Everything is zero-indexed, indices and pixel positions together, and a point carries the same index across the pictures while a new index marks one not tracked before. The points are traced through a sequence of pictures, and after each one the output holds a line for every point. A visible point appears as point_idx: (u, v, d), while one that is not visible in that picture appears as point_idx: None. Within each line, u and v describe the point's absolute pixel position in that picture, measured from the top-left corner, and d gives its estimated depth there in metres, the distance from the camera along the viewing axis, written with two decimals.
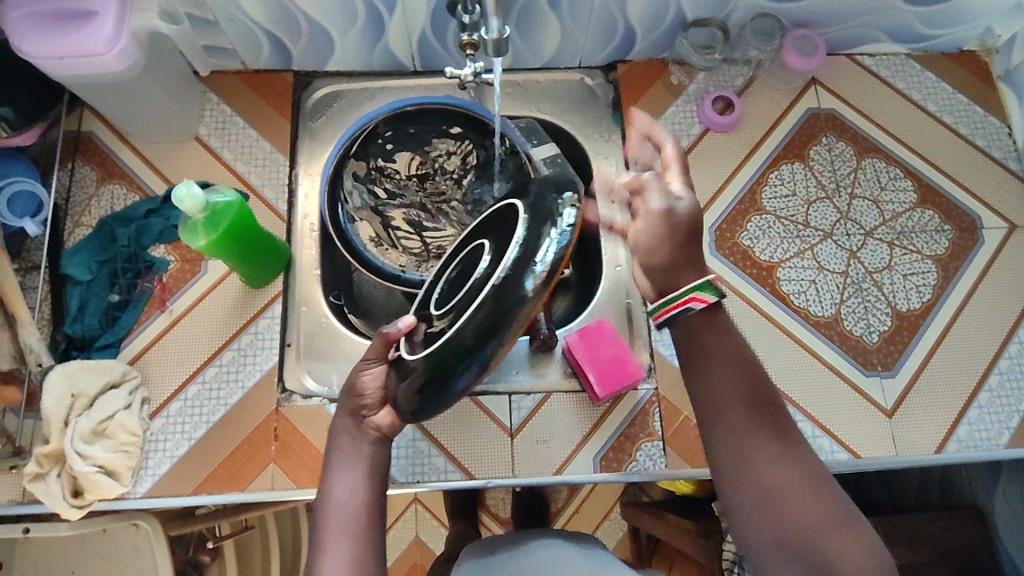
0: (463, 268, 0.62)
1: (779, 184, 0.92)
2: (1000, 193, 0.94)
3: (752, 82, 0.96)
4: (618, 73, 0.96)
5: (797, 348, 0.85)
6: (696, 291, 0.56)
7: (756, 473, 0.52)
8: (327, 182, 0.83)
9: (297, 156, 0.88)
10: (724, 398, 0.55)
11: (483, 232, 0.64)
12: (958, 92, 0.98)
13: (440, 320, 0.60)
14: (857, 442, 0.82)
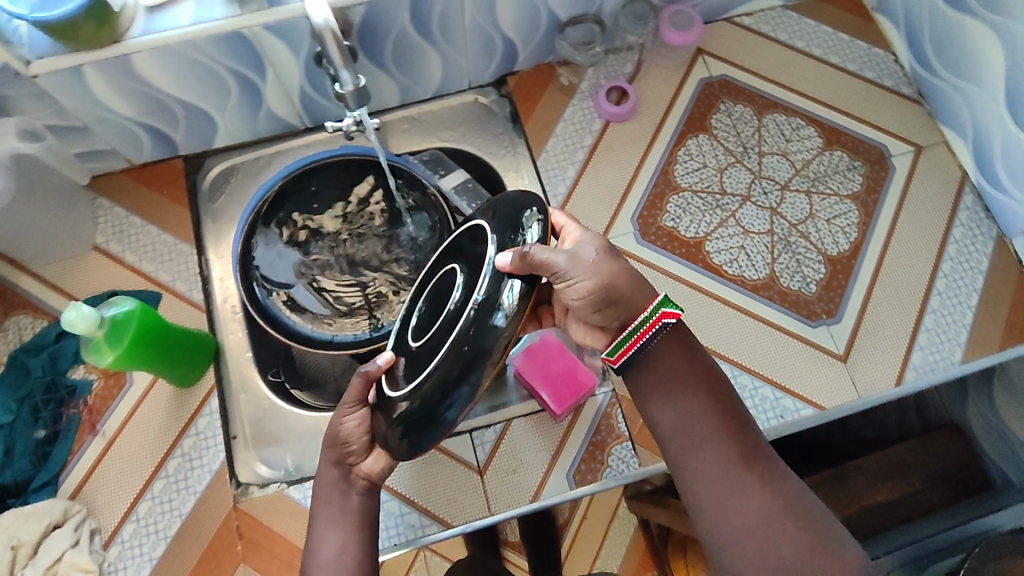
0: (435, 296, 0.60)
1: (688, 159, 0.94)
2: (899, 120, 0.97)
3: (641, 66, 0.97)
4: (509, 86, 0.96)
5: (742, 315, 0.86)
6: (663, 310, 0.54)
7: (742, 498, 0.52)
8: (238, 263, 0.81)
9: (204, 242, 0.85)
10: (687, 430, 0.54)
11: (448, 256, 0.62)
12: (839, 32, 1.01)
13: (417, 357, 0.57)
14: (818, 394, 0.83)
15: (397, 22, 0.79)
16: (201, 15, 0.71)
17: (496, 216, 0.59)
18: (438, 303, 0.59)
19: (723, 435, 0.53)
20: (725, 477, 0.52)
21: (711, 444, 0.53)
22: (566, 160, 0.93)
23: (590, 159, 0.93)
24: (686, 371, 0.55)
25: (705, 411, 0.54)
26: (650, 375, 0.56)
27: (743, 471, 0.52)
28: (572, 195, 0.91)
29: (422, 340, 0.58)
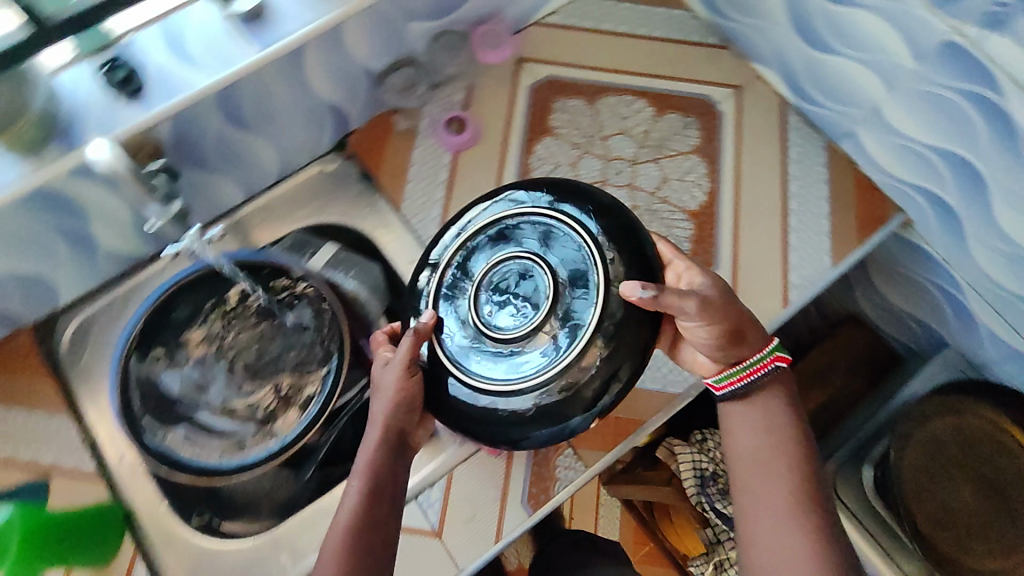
0: (518, 282, 0.64)
1: (541, 164, 0.96)
2: (715, 69, 1.03)
3: (471, 90, 0.98)
4: (350, 146, 0.95)
5: None
6: (778, 355, 0.70)
7: (785, 526, 0.64)
8: (121, 416, 0.80)
9: (83, 407, 0.82)
10: (762, 459, 0.67)
11: (524, 238, 0.66)
12: (638, 5, 1.07)
13: (505, 343, 0.63)
14: None
15: (209, 126, 0.76)
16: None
17: (599, 209, 0.66)
18: (533, 295, 0.64)
19: (796, 480, 0.66)
20: (787, 511, 0.64)
21: (785, 484, 0.66)
22: (428, 201, 0.93)
23: (451, 194, 0.93)
24: (779, 420, 0.69)
25: (783, 453, 0.67)
26: (744, 410, 0.70)
27: (807, 514, 0.64)
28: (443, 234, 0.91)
29: (510, 332, 0.62)
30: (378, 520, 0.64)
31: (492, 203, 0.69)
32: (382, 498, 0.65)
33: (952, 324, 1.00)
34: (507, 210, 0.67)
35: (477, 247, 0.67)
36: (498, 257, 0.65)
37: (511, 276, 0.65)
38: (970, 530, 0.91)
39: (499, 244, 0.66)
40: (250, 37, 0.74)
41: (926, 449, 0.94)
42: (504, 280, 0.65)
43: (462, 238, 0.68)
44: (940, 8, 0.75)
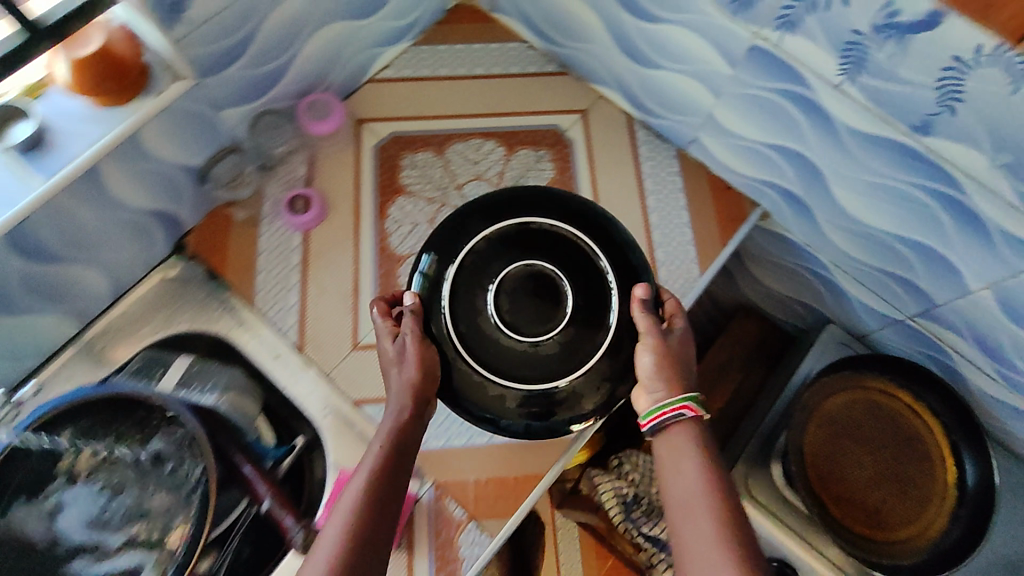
0: (529, 298, 0.77)
1: (398, 226, 0.93)
2: (558, 96, 1.03)
3: (313, 160, 0.94)
4: (190, 247, 0.90)
5: None
6: (686, 404, 0.68)
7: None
8: None
9: None
10: (687, 498, 0.62)
11: (523, 246, 0.79)
12: (472, 44, 1.05)
13: (493, 345, 0.75)
14: None
15: (6, 269, 0.69)
16: None
17: (589, 217, 0.80)
18: (544, 312, 0.76)
19: (714, 509, 0.60)
20: (711, 538, 0.58)
21: (702, 515, 0.60)
22: (284, 289, 0.89)
23: (307, 276, 0.89)
24: (694, 453, 0.66)
25: (698, 484, 0.62)
26: (669, 448, 0.67)
27: (729, 538, 0.58)
28: (305, 322, 0.87)
29: (511, 341, 0.75)
30: (383, 505, 0.61)
31: (499, 218, 0.80)
32: (388, 486, 0.63)
33: (828, 300, 1.05)
34: (534, 220, 0.80)
35: (481, 263, 0.78)
36: (522, 265, 0.78)
37: (518, 287, 0.77)
38: (884, 504, 0.93)
39: (517, 255, 0.78)
40: (32, 168, 0.68)
41: (822, 435, 0.97)
42: (507, 299, 0.76)
43: (489, 235, 0.78)
44: (737, 16, 0.74)
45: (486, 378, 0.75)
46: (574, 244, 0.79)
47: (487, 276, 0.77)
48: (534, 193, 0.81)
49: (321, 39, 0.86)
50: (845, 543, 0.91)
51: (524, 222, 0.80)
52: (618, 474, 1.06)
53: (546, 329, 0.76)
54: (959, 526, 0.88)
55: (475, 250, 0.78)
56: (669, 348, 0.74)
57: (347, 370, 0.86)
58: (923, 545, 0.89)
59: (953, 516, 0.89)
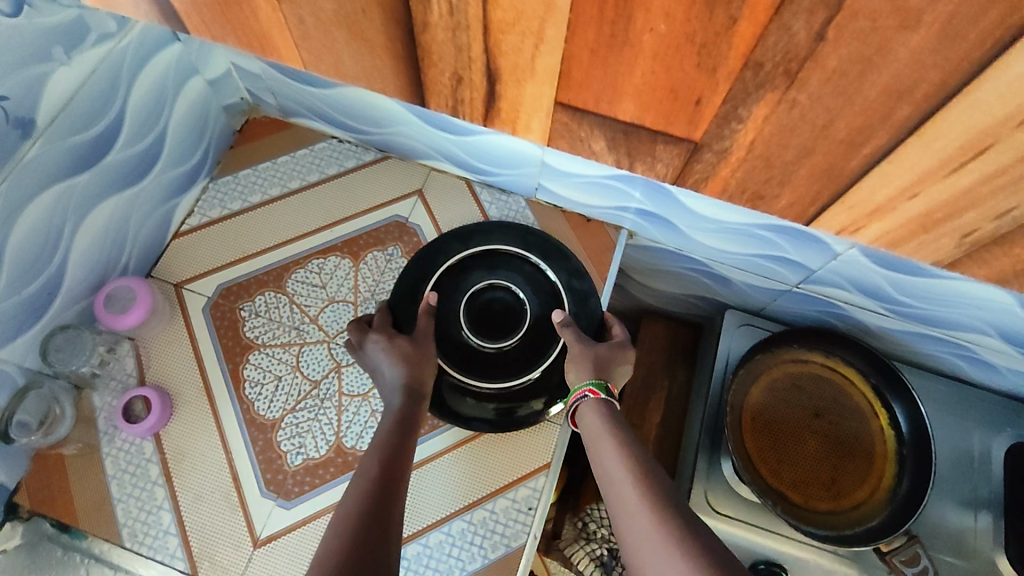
0: (493, 318, 0.86)
1: (259, 388, 0.83)
2: (386, 183, 0.96)
3: (140, 353, 0.83)
4: (26, 504, 0.75)
5: (426, 468, 0.82)
6: (589, 387, 0.75)
7: (633, 505, 0.61)
8: None
9: None
10: (603, 457, 0.68)
11: (489, 271, 0.88)
12: (277, 157, 0.96)
13: (455, 366, 0.83)
14: (534, 457, 0.83)
15: None
16: None
17: (547, 246, 0.88)
18: (504, 328, 0.85)
19: (634, 468, 0.65)
20: (634, 494, 0.62)
21: (622, 478, 0.65)
22: (153, 511, 0.77)
23: (175, 483, 0.78)
24: (612, 427, 0.71)
25: (616, 454, 0.67)
26: (585, 422, 0.74)
27: (649, 491, 0.62)
28: (190, 537, 0.76)
29: (477, 344, 0.84)
30: (385, 491, 0.62)
31: (467, 243, 0.88)
32: (388, 475, 0.64)
33: (721, 290, 1.04)
34: (499, 247, 0.88)
35: (451, 275, 0.87)
36: (483, 284, 0.87)
37: (484, 300, 0.87)
38: (838, 472, 0.94)
39: (481, 270, 0.87)
40: None
41: (761, 425, 0.97)
42: (475, 316, 0.86)
43: (463, 256, 0.87)
44: None
45: (452, 370, 0.82)
46: (524, 262, 0.88)
47: (458, 288, 0.87)
48: (505, 226, 0.89)
49: (92, 227, 0.75)
50: (808, 523, 0.91)
51: (491, 250, 0.88)
52: (586, 535, 1.04)
53: (502, 338, 0.85)
54: (906, 479, 0.90)
55: (448, 270, 0.87)
56: (594, 354, 0.79)
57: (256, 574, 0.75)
58: (883, 498, 0.91)
59: (900, 459, 0.92)
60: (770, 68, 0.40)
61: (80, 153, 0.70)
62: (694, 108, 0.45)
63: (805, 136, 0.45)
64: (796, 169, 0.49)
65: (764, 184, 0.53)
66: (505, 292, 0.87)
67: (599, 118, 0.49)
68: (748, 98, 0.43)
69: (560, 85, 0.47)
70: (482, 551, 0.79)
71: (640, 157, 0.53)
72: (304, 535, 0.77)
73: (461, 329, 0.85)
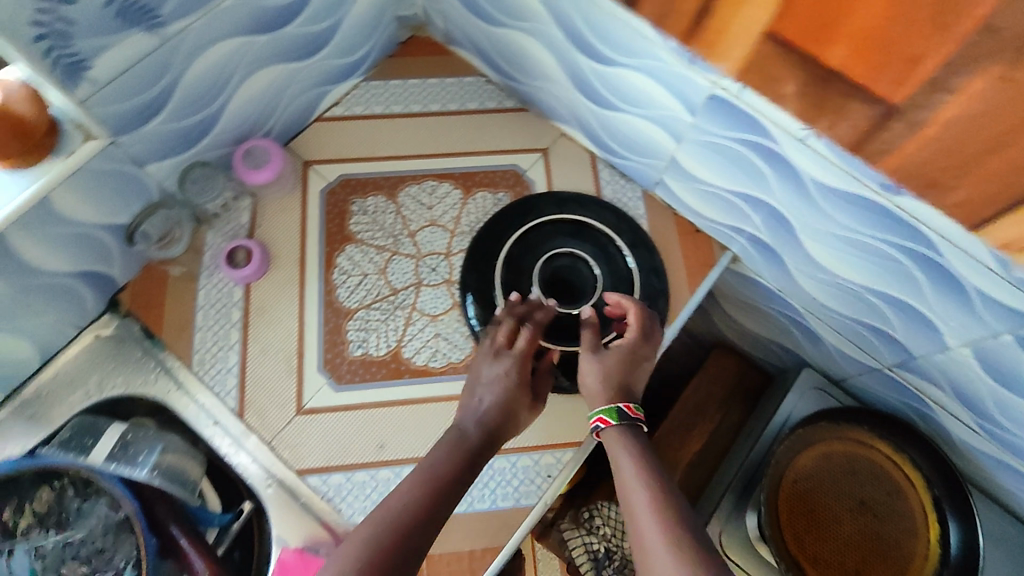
0: (565, 284, 0.88)
1: (346, 278, 0.88)
2: (518, 133, 0.98)
3: (256, 210, 0.90)
4: (125, 303, 0.84)
5: None
6: (601, 414, 0.71)
7: (656, 545, 0.58)
8: None
9: None
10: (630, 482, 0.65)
11: (574, 241, 0.90)
12: (427, 78, 1.01)
13: None
14: (569, 433, 0.84)
15: None
16: None
17: (632, 237, 0.90)
18: (573, 296, 0.88)
19: (657, 505, 0.62)
20: (657, 535, 0.59)
21: (644, 512, 0.61)
22: (223, 349, 0.83)
23: (248, 332, 0.84)
24: (633, 445, 0.69)
25: (642, 488, 0.63)
26: (613, 435, 0.70)
27: (662, 500, 0.62)
28: (246, 383, 0.82)
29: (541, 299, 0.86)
30: (435, 511, 0.62)
31: (566, 209, 0.92)
32: (448, 495, 0.65)
33: (806, 346, 0.99)
34: (592, 222, 0.91)
35: (540, 234, 0.90)
36: (564, 251, 0.89)
37: (561, 266, 0.89)
38: (863, 566, 0.89)
39: (566, 236, 0.90)
40: None
41: (799, 491, 0.92)
42: (547, 278, 0.88)
43: (555, 220, 0.91)
44: (695, 63, 0.68)
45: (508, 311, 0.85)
46: (612, 244, 0.90)
47: (541, 248, 0.90)
48: (601, 207, 0.92)
49: (254, 86, 0.82)
50: None
51: (585, 224, 0.91)
52: (588, 527, 1.04)
53: (569, 306, 0.87)
54: None
55: (538, 227, 0.90)
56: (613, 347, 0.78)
57: (289, 437, 0.80)
58: None
59: None
60: (1004, 35, 0.44)
61: (268, 17, 0.76)
62: (908, 65, 0.50)
63: (1000, 129, 0.49)
64: (977, 166, 0.52)
65: (942, 175, 0.55)
66: (588, 269, 0.89)
67: (802, 57, 0.56)
68: (963, 67, 0.47)
69: (779, 14, 0.54)
70: (493, 494, 0.81)
71: (828, 114, 0.59)
72: (342, 418, 0.81)
73: (531, 284, 0.88)
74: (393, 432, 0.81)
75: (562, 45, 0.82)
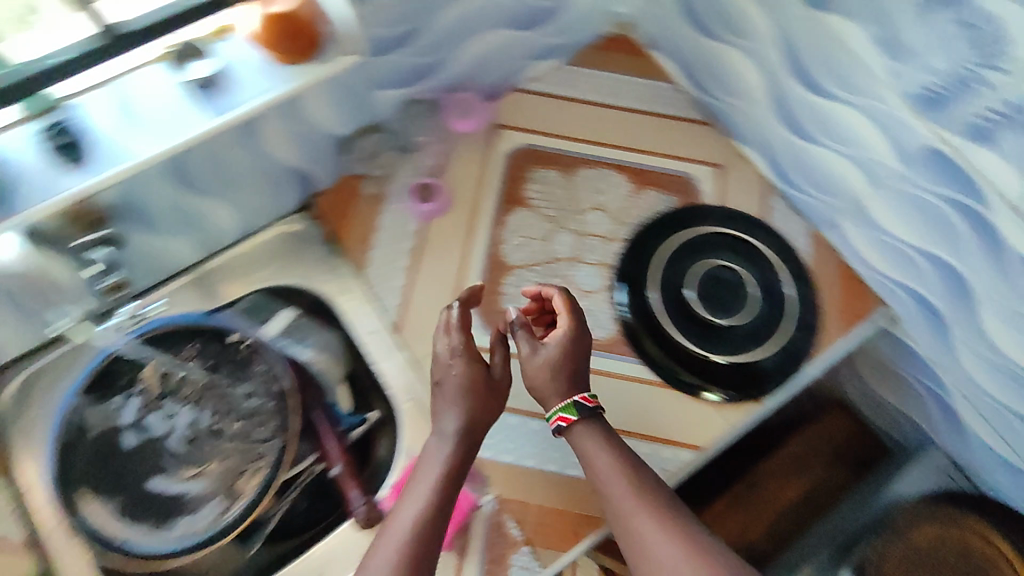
0: (719, 295, 0.89)
1: (513, 237, 0.93)
2: (698, 144, 1.00)
3: (443, 155, 0.96)
4: (315, 208, 0.93)
5: (604, 381, 0.84)
6: (561, 413, 0.75)
7: (650, 536, 0.68)
8: (61, 468, 0.79)
9: (11, 458, 0.79)
10: (611, 477, 0.72)
11: (737, 256, 0.91)
12: (621, 75, 1.04)
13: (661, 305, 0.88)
14: (694, 437, 0.82)
15: (160, 194, 0.76)
16: None
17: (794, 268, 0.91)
18: (725, 307, 0.88)
19: (637, 494, 0.70)
20: (649, 525, 0.68)
21: (627, 501, 0.70)
22: (392, 269, 0.91)
23: (417, 262, 0.91)
24: (600, 435, 0.75)
25: (619, 480, 0.71)
26: (581, 430, 0.75)
27: (641, 482, 0.71)
28: (405, 305, 0.89)
29: (692, 303, 0.88)
30: (439, 526, 0.68)
31: (733, 224, 0.93)
32: (445, 509, 0.69)
33: (941, 428, 0.94)
34: (756, 243, 0.92)
35: (703, 243, 0.92)
36: (724, 264, 0.90)
37: (718, 276, 0.90)
38: None
39: (728, 250, 0.91)
40: (205, 105, 0.72)
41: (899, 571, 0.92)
42: (702, 285, 0.90)
43: (720, 232, 0.92)
44: (924, 113, 0.71)
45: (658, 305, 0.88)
46: (773, 269, 0.91)
47: (701, 255, 0.91)
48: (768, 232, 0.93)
49: (480, 43, 0.90)
50: None
51: (750, 243, 0.92)
52: None
53: (718, 316, 0.88)
54: None
55: (702, 235, 0.92)
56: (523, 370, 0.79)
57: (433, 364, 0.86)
58: None
59: None
60: None
61: None
62: None
63: None
64: None
65: None
66: (744, 286, 0.89)
67: None
68: None
69: None
70: None
71: None
72: None
73: (685, 285, 0.89)
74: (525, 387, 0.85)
75: (781, 71, 0.85)
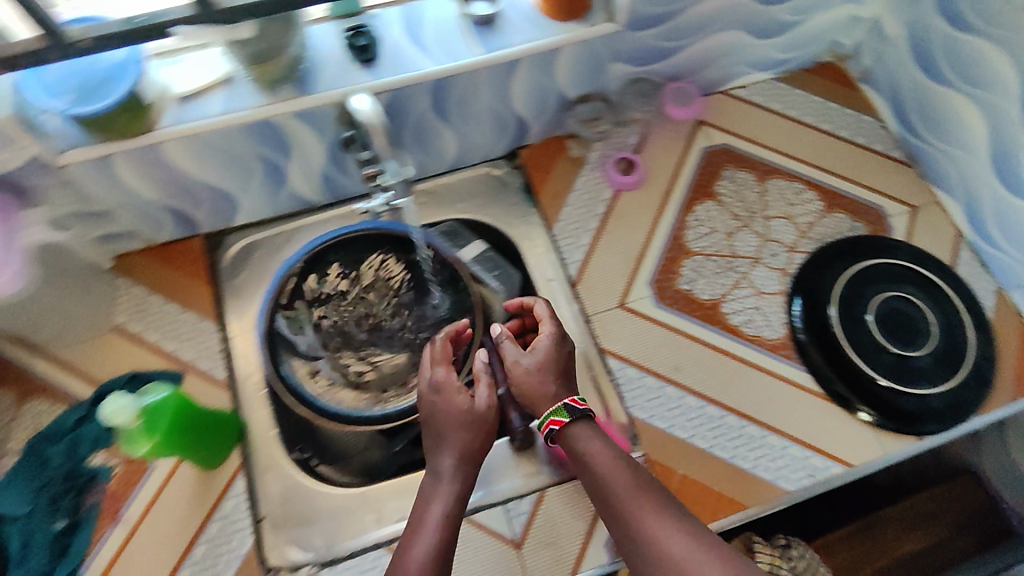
0: (899, 325, 0.89)
1: (698, 226, 0.97)
2: (894, 181, 1.01)
3: (648, 137, 1.02)
4: (521, 158, 1.01)
5: (765, 378, 0.87)
6: (550, 417, 0.71)
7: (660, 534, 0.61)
8: (263, 330, 0.86)
9: (225, 306, 0.90)
10: (608, 479, 0.66)
11: (921, 294, 0.91)
12: (829, 101, 1.07)
13: (838, 321, 0.89)
14: (848, 453, 0.83)
15: (416, 108, 0.84)
16: (230, 103, 0.77)
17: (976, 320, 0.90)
18: (903, 338, 0.88)
19: (636, 495, 0.64)
20: (650, 524, 0.62)
21: (629, 500, 0.64)
22: (581, 228, 0.96)
23: (604, 227, 0.96)
24: (585, 439, 0.70)
25: (621, 479, 0.66)
26: (574, 432, 0.71)
27: (641, 484, 0.65)
28: (586, 262, 0.94)
29: (872, 326, 0.89)
30: (456, 515, 0.67)
31: (920, 264, 0.94)
32: (461, 500, 0.69)
33: None
34: (941, 286, 0.92)
35: (888, 274, 0.93)
36: (907, 298, 0.91)
37: (899, 308, 0.90)
38: None
39: (912, 287, 0.92)
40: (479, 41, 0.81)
41: None
42: (883, 312, 0.90)
43: (906, 268, 0.93)
44: None
45: (835, 321, 0.89)
46: (955, 316, 0.90)
47: (884, 285, 0.92)
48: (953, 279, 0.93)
49: (715, 41, 0.95)
50: None
51: (934, 285, 0.92)
52: None
53: (894, 344, 0.88)
54: None
55: (887, 266, 0.93)
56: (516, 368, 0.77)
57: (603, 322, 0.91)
58: None
59: None
60: None
61: None
62: None
63: None
64: None
65: None
66: (925, 323, 0.89)
67: None
68: None
69: None
70: (756, 461, 0.82)
71: None
72: (653, 329, 0.90)
73: (865, 308, 0.90)
74: (688, 364, 0.88)
75: (1010, 123, 0.85)
